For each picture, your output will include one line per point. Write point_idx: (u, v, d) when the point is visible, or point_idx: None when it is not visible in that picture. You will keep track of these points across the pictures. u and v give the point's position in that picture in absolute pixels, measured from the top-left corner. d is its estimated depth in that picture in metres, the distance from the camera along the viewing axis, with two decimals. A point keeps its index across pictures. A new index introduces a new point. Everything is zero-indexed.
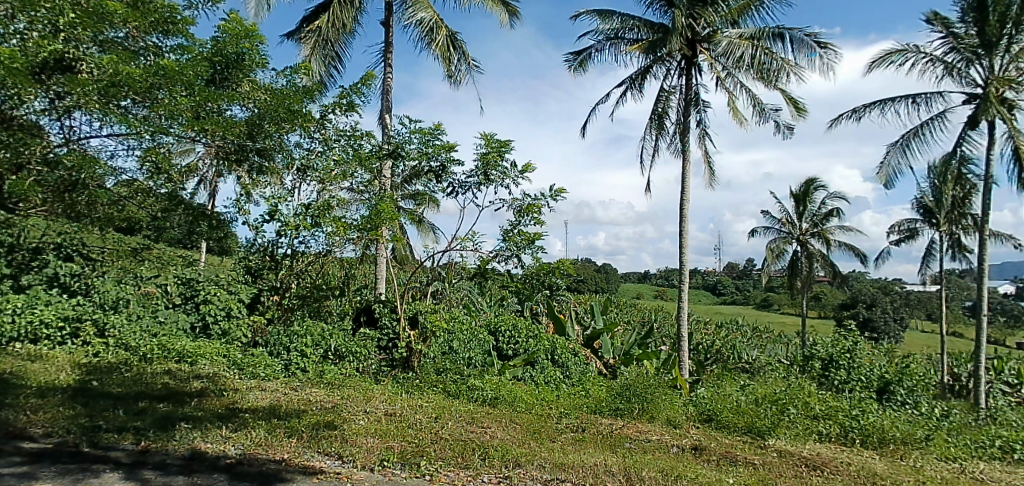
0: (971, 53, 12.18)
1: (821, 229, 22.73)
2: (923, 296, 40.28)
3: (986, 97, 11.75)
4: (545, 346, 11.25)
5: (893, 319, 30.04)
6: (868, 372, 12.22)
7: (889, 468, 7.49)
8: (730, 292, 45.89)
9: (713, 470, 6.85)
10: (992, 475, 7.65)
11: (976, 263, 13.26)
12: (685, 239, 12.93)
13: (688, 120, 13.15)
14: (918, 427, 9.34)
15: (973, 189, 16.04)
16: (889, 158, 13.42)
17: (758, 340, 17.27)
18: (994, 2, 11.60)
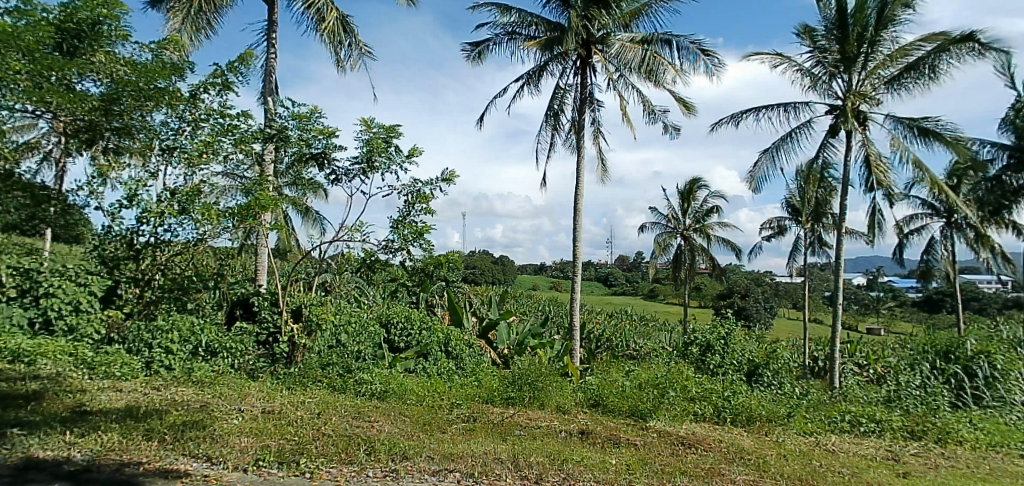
0: (834, 68, 13.33)
1: (703, 225, 24.14)
2: (790, 287, 44.01)
3: (846, 109, 12.94)
4: (439, 338, 11.15)
5: (763, 307, 32.55)
6: (740, 356, 13.14)
7: (755, 443, 8.08)
8: (621, 283, 47.86)
9: (597, 452, 7.09)
10: (841, 446, 8.48)
11: (833, 257, 14.55)
12: (579, 232, 13.24)
13: (583, 118, 13.46)
14: (781, 405, 10.13)
15: (832, 191, 17.64)
16: (760, 162, 14.43)
17: (644, 328, 18.08)
18: (853, 22, 12.74)
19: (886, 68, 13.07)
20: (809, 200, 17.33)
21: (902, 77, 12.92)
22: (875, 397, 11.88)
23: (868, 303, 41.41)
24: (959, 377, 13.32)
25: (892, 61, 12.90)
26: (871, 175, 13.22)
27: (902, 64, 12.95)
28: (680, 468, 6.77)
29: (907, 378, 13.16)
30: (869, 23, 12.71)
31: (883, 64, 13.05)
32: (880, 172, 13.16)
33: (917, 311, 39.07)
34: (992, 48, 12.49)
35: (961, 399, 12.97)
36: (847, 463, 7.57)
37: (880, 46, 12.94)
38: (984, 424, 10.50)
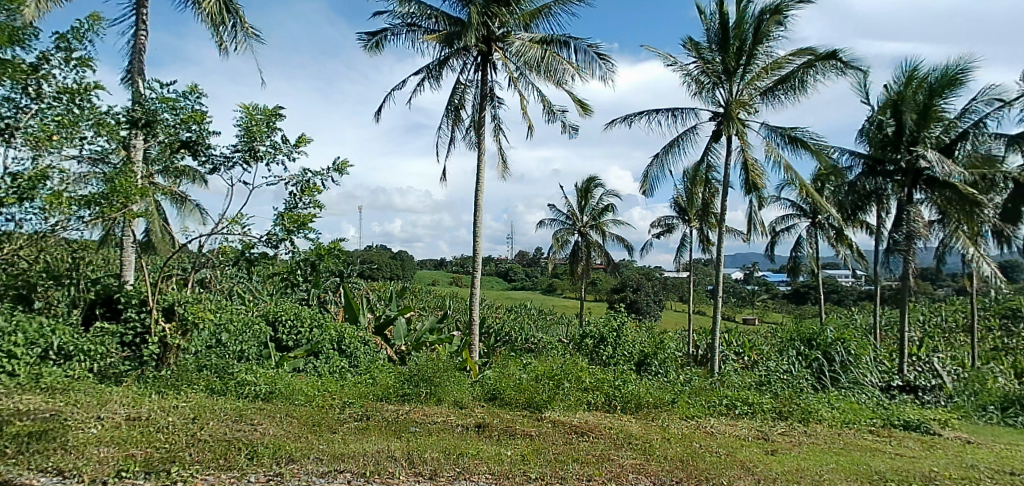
0: (717, 78, 14.11)
1: (598, 222, 24.91)
2: (677, 281, 46.48)
3: (727, 116, 13.78)
4: (331, 336, 10.73)
5: (653, 301, 34.11)
6: (631, 347, 13.65)
7: (642, 429, 8.43)
8: (520, 279, 48.55)
9: (493, 444, 7.11)
10: (719, 428, 9.04)
11: (715, 254, 15.42)
12: (479, 228, 13.19)
13: (482, 114, 13.41)
14: (666, 392, 10.61)
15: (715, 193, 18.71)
16: (651, 164, 15.00)
17: (542, 322, 18.39)
18: (733, 34, 13.59)
19: (762, 80, 14.03)
20: (695, 200, 18.30)
21: (776, 88, 13.93)
22: (749, 382, 12.76)
23: (745, 295, 44.55)
24: (821, 362, 14.61)
25: (766, 73, 13.89)
26: (748, 178, 14.17)
27: (776, 76, 13.95)
28: (573, 456, 6.92)
29: (777, 364, 14.25)
30: (747, 37, 13.61)
31: (760, 76, 13.99)
32: (756, 175, 14.13)
33: (787, 303, 42.45)
34: (851, 65, 13.76)
35: (821, 382, 14.23)
36: (723, 443, 8.08)
37: (756, 59, 13.86)
38: (841, 404, 11.57)
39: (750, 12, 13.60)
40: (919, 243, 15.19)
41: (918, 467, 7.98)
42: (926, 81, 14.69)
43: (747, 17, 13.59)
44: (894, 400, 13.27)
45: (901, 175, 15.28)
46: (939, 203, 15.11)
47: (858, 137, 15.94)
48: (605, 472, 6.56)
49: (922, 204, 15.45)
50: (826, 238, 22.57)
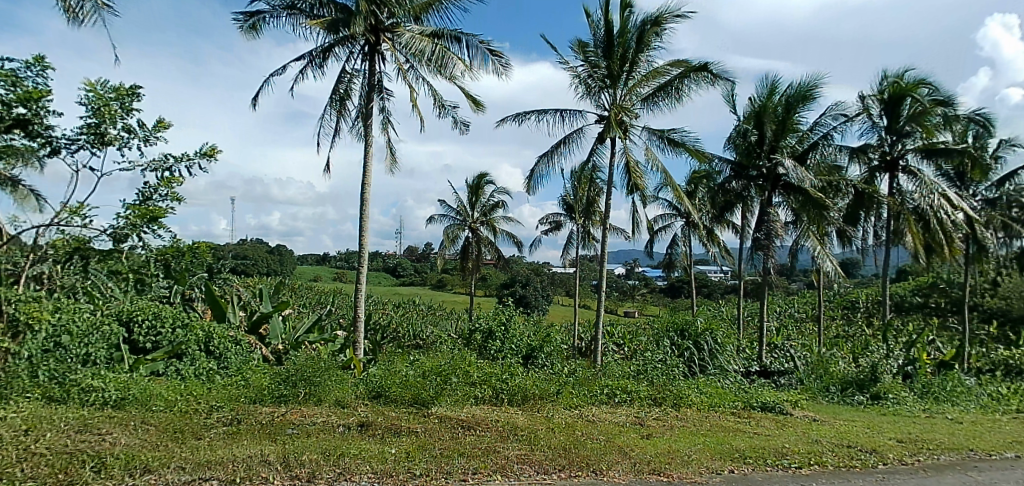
0: (602, 82, 14.59)
1: (489, 218, 25.01)
2: (563, 276, 47.76)
3: (610, 120, 14.26)
4: (197, 337, 9.97)
5: (541, 295, 34.82)
6: (518, 340, 13.78)
7: (527, 420, 8.54)
8: (408, 274, 47.87)
9: (376, 443, 6.90)
10: (600, 416, 9.36)
11: (599, 253, 15.85)
12: (366, 222, 12.73)
13: (370, 105, 12.95)
14: (552, 384, 10.77)
15: (600, 193, 19.31)
16: (540, 161, 15.22)
17: (430, 317, 18.16)
18: (618, 41, 14.11)
19: (642, 87, 14.65)
20: (581, 198, 18.80)
21: (654, 95, 14.60)
22: (627, 370, 13.32)
23: (626, 290, 46.58)
24: (692, 350, 15.57)
25: (647, 80, 14.55)
26: (631, 179, 14.77)
27: (655, 84, 14.63)
28: (458, 450, 6.87)
29: (653, 353, 15.00)
30: (630, 45, 14.18)
31: (642, 83, 14.61)
32: (637, 177, 14.76)
33: (664, 297, 44.88)
34: (722, 77, 14.72)
35: (692, 369, 15.16)
36: (603, 430, 8.37)
37: (638, 66, 14.49)
38: (709, 389, 12.36)
39: (633, 22, 14.15)
40: (777, 242, 16.61)
41: (774, 444, 8.70)
42: (784, 96, 16.03)
43: (630, 26, 14.17)
44: (754, 384, 14.42)
45: (763, 181, 16.57)
46: (794, 206, 16.56)
47: (726, 144, 17.10)
48: (490, 464, 6.57)
49: (779, 207, 16.85)
50: (699, 236, 24.04)
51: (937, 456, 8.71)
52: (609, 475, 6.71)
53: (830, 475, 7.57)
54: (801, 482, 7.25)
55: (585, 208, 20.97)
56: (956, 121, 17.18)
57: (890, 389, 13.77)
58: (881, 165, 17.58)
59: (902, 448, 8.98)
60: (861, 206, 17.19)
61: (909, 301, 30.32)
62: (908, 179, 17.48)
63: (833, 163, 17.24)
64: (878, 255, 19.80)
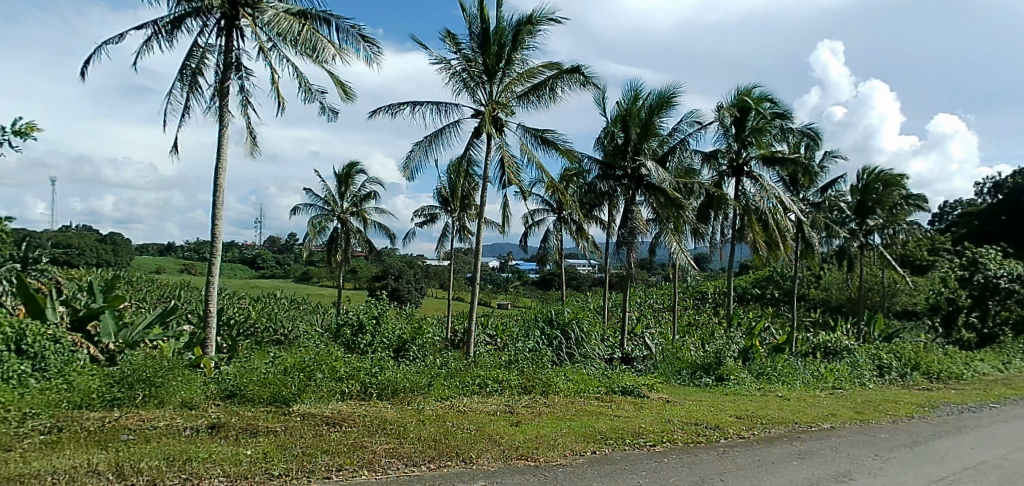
0: (478, 78, 14.54)
1: (360, 209, 24.23)
2: (437, 269, 47.42)
3: (485, 116, 14.22)
4: (6, 336, 8.71)
5: (414, 288, 34.38)
6: (389, 333, 13.27)
7: (397, 413, 8.35)
8: (268, 266, 45.21)
9: (229, 445, 6.41)
10: (472, 406, 9.34)
11: (473, 246, 15.74)
12: (220, 210, 11.78)
13: (226, 84, 11.95)
14: (422, 376, 10.51)
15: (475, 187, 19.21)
16: (414, 152, 14.86)
17: (293, 312, 17.18)
18: (494, 37, 14.17)
19: (517, 85, 14.82)
20: (456, 192, 18.70)
21: (529, 94, 14.81)
22: (498, 360, 13.45)
23: (499, 282, 47.16)
24: (559, 340, 16.05)
25: (521, 79, 14.72)
26: (505, 174, 14.87)
27: (529, 84, 14.87)
28: (321, 447, 6.55)
29: (523, 344, 15.26)
30: (506, 42, 14.30)
31: (517, 81, 14.74)
32: (511, 172, 14.89)
33: (535, 290, 45.99)
34: (592, 80, 15.24)
35: (560, 358, 15.61)
36: (473, 420, 8.37)
37: (514, 64, 14.62)
38: (575, 376, 12.80)
39: (510, 20, 14.30)
40: (639, 238, 17.57)
41: (633, 425, 9.16)
42: (647, 102, 16.99)
43: (506, 24, 14.29)
44: (616, 370, 15.15)
45: (627, 181, 17.43)
46: (654, 205, 17.56)
47: (594, 145, 17.80)
48: (356, 460, 6.34)
49: (642, 206, 17.82)
50: (570, 231, 24.82)
51: (769, 430, 9.65)
52: (478, 463, 6.73)
53: (680, 451, 8.13)
54: (655, 458, 7.71)
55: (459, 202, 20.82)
56: (790, 133, 19.15)
57: (732, 371, 15.07)
58: (728, 170, 19.18)
59: (741, 423, 9.85)
60: (712, 207, 18.75)
61: (750, 292, 33.50)
62: (751, 183, 19.22)
63: (689, 167, 18.53)
64: (725, 251, 21.59)
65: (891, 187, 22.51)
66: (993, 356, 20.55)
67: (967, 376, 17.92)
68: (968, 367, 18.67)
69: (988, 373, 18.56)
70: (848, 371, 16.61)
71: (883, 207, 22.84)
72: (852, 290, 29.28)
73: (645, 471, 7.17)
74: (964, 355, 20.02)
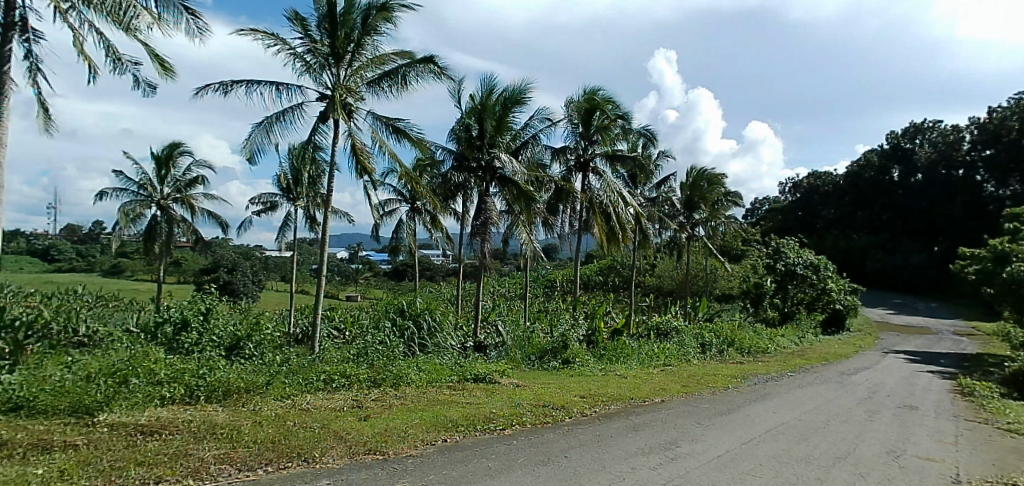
0: (324, 60, 13.77)
1: (185, 195, 22.18)
2: (278, 261, 44.73)
3: (333, 100, 13.46)
4: None
5: (250, 281, 32.13)
6: (220, 331, 12.14)
7: (229, 416, 7.69)
8: (68, 259, 39.63)
9: (15, 466, 5.49)
10: (315, 404, 8.87)
11: (320, 238, 14.83)
12: None
13: (8, 47, 10.17)
14: (259, 375, 9.74)
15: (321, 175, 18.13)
16: (253, 134, 13.75)
17: (100, 310, 15.14)
18: (342, 20, 13.52)
19: (367, 71, 14.22)
20: (301, 179, 17.62)
21: (380, 80, 14.26)
22: (345, 354, 12.91)
23: (348, 274, 45.60)
24: (411, 330, 15.78)
25: (372, 65, 14.16)
26: (357, 162, 14.22)
27: (380, 71, 14.36)
28: (136, 459, 5.86)
29: (372, 336, 14.80)
30: (356, 27, 13.72)
31: (366, 66, 14.15)
32: (363, 159, 14.27)
33: (386, 281, 45.10)
34: (446, 71, 15.06)
35: (412, 349, 15.37)
36: (317, 417, 7.93)
37: (363, 49, 14.05)
38: (427, 366, 12.64)
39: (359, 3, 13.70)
40: (493, 228, 17.75)
41: (483, 411, 9.23)
42: (500, 96, 17.20)
43: (355, 7, 13.69)
44: (468, 358, 15.24)
45: (481, 172, 17.50)
46: (508, 196, 17.81)
47: (448, 136, 17.68)
48: (179, 470, 5.75)
49: (496, 197, 18.00)
50: (422, 221, 24.51)
51: (609, 406, 10.24)
52: (321, 462, 6.38)
53: (528, 433, 8.33)
54: (504, 441, 7.83)
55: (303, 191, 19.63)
56: (631, 133, 20.43)
57: (576, 354, 15.95)
58: (575, 166, 19.99)
59: (584, 402, 10.35)
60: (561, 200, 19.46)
61: (593, 280, 35.40)
62: (596, 178, 20.20)
63: (539, 160, 19.03)
64: (572, 241, 22.52)
65: (714, 185, 24.83)
66: (792, 332, 23.57)
67: (772, 350, 20.36)
68: (773, 341, 21.25)
69: (788, 346, 21.25)
70: (677, 349, 18.16)
71: (707, 202, 25.18)
72: (680, 277, 32.04)
73: (494, 455, 7.23)
74: (770, 331, 22.71)
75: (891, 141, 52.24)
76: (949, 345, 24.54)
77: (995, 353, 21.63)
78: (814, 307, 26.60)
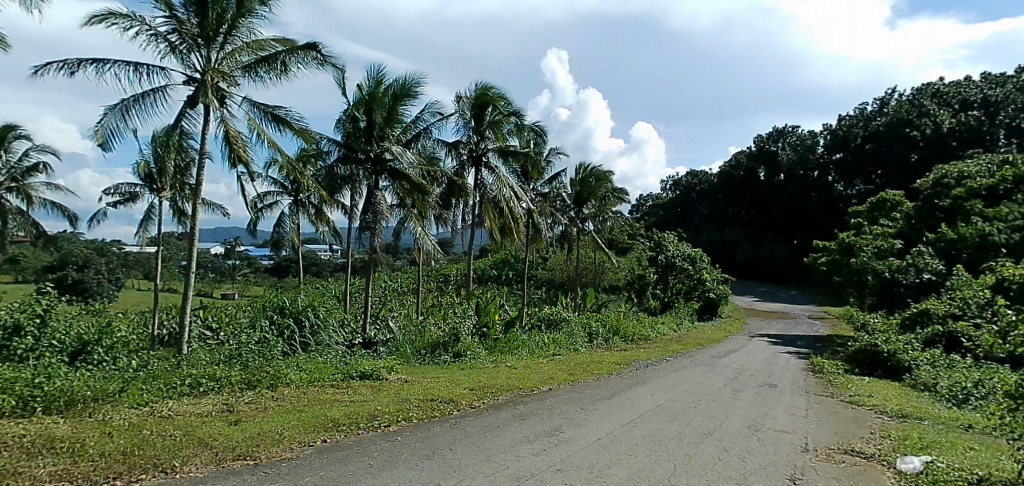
0: (191, 41, 12.75)
1: (21, 184, 19.90)
2: (140, 257, 41.16)
3: (202, 84, 12.42)
4: None
5: (106, 280, 29.35)
6: (64, 334, 10.91)
7: (74, 428, 6.96)
8: None
9: None
10: (178, 410, 8.24)
11: (189, 232, 13.75)
12: None
13: None
14: (111, 382, 8.88)
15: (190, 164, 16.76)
16: (106, 118, 12.51)
17: None
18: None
19: (242, 55, 13.34)
20: (166, 169, 16.25)
21: (256, 66, 13.43)
22: (215, 356, 12.07)
23: (223, 271, 42.79)
24: (291, 329, 15.03)
25: (247, 49, 13.32)
26: (231, 151, 13.32)
27: (257, 56, 13.53)
28: None
29: (248, 336, 13.96)
30: (228, 7, 12.82)
31: (240, 50, 13.27)
32: (238, 148, 13.39)
33: (267, 278, 42.88)
34: (330, 60, 14.46)
35: (292, 348, 14.67)
36: (179, 425, 7.36)
37: (238, 32, 13.18)
38: (309, 365, 12.13)
39: None
40: (383, 222, 17.30)
41: (367, 409, 8.98)
42: (390, 87, 16.79)
43: None
44: (354, 355, 14.81)
45: (370, 165, 16.92)
46: (398, 190, 17.42)
47: (335, 126, 17.01)
48: None
49: (386, 191, 17.56)
50: (306, 215, 23.47)
51: (497, 397, 10.32)
52: (182, 471, 5.95)
53: (414, 428, 8.21)
54: (388, 438, 7.67)
55: (169, 181, 18.10)
56: (524, 130, 20.64)
57: (467, 347, 15.95)
58: (468, 160, 19.94)
59: (472, 394, 10.36)
60: (454, 194, 19.31)
61: (487, 274, 35.57)
62: (489, 173, 20.26)
63: (431, 154, 18.80)
64: (465, 235, 22.46)
65: (601, 181, 25.73)
66: (671, 319, 24.99)
67: (653, 337, 21.45)
68: (654, 329, 22.40)
69: (667, 333, 22.50)
70: (566, 339, 18.68)
71: (595, 198, 26.03)
72: (570, 270, 32.99)
73: (376, 452, 7.06)
74: (650, 320, 23.92)
75: (759, 144, 56.56)
76: (805, 328, 27.04)
77: (843, 334, 24.07)
78: (690, 296, 28.70)
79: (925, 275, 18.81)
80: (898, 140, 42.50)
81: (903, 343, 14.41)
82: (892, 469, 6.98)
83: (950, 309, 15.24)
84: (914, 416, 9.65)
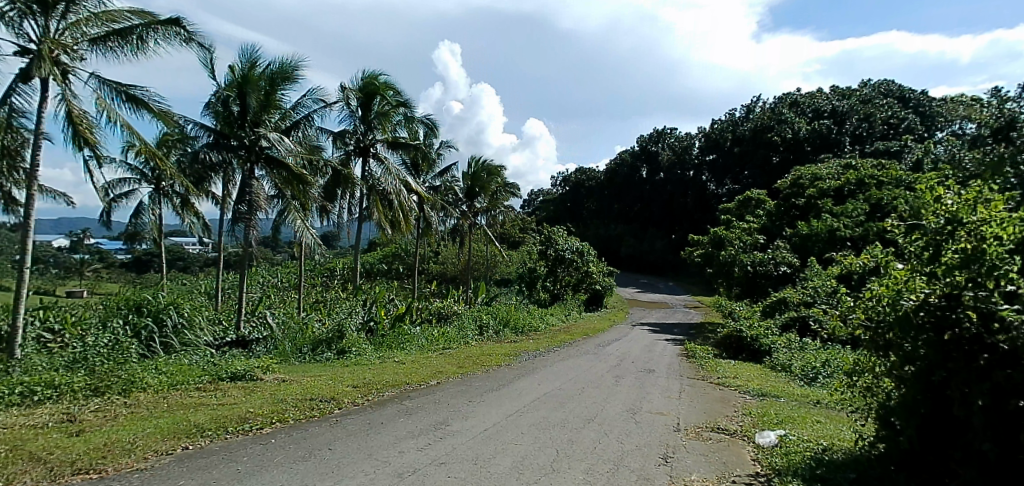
0: (26, 7, 11.25)
1: None
2: None
3: (37, 56, 10.98)
4: None
5: None
6: None
7: None
8: None
9: None
10: (5, 422, 7.28)
11: (24, 223, 12.22)
12: None
13: None
14: None
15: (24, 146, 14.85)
16: None
17: None
18: None
19: (90, 27, 12.00)
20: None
21: (106, 39, 12.13)
22: (54, 362, 10.78)
23: (71, 266, 38.58)
24: (150, 329, 13.77)
25: (97, 20, 12.00)
26: (75, 133, 11.97)
27: (108, 29, 12.23)
28: None
29: (98, 337, 12.64)
30: None
31: (88, 21, 11.93)
32: (84, 130, 12.06)
33: (125, 274, 39.19)
34: (195, 37, 13.37)
35: (151, 350, 13.46)
36: (8, 439, 6.50)
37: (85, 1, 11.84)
38: (170, 368, 11.16)
39: None
40: (259, 214, 16.28)
41: (237, 412, 8.38)
42: (267, 70, 15.83)
43: None
44: (225, 355, 13.85)
45: (245, 152, 15.80)
46: (276, 179, 16.48)
47: (203, 110, 15.79)
48: None
49: (263, 180, 16.54)
50: (171, 205, 21.61)
51: (383, 393, 10.02)
52: None
53: (290, 429, 7.77)
54: (260, 441, 7.19)
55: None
56: (413, 121, 20.23)
57: (352, 343, 15.42)
58: (354, 150, 19.24)
59: (356, 392, 9.99)
60: (338, 185, 18.54)
61: (376, 268, 34.66)
62: (377, 164, 19.67)
63: (314, 143, 17.95)
64: (351, 228, 21.70)
65: (492, 175, 25.82)
66: (559, 311, 25.61)
67: (542, 329, 21.86)
68: (542, 320, 22.82)
69: (554, 324, 23.03)
70: (456, 332, 18.58)
71: (486, 192, 26.06)
72: (461, 263, 32.87)
73: (246, 457, 6.60)
74: (539, 311, 24.37)
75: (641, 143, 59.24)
76: (681, 317, 28.68)
77: (715, 321, 25.76)
78: (578, 288, 29.41)
79: (783, 266, 20.51)
80: (762, 143, 46.02)
81: (764, 328, 15.58)
82: (752, 443, 7.49)
83: (804, 296, 16.67)
84: (772, 395, 10.46)
